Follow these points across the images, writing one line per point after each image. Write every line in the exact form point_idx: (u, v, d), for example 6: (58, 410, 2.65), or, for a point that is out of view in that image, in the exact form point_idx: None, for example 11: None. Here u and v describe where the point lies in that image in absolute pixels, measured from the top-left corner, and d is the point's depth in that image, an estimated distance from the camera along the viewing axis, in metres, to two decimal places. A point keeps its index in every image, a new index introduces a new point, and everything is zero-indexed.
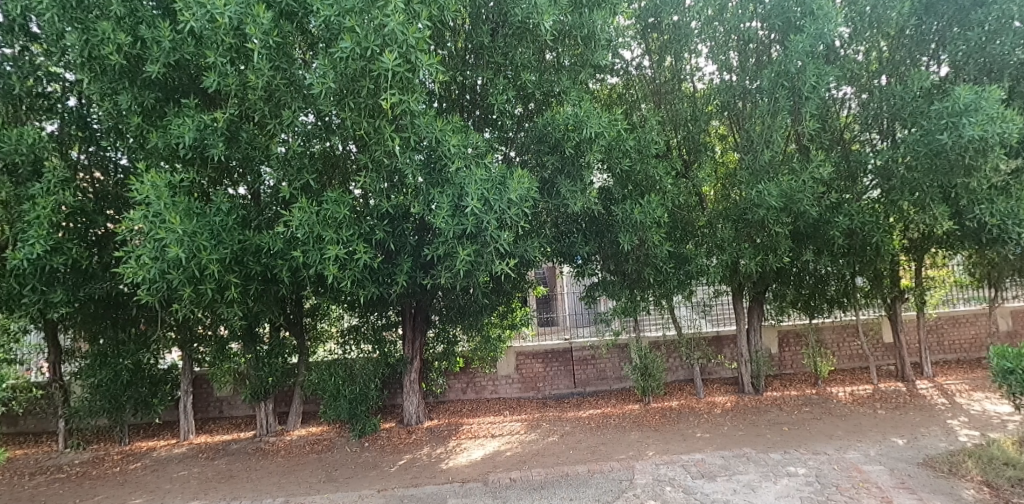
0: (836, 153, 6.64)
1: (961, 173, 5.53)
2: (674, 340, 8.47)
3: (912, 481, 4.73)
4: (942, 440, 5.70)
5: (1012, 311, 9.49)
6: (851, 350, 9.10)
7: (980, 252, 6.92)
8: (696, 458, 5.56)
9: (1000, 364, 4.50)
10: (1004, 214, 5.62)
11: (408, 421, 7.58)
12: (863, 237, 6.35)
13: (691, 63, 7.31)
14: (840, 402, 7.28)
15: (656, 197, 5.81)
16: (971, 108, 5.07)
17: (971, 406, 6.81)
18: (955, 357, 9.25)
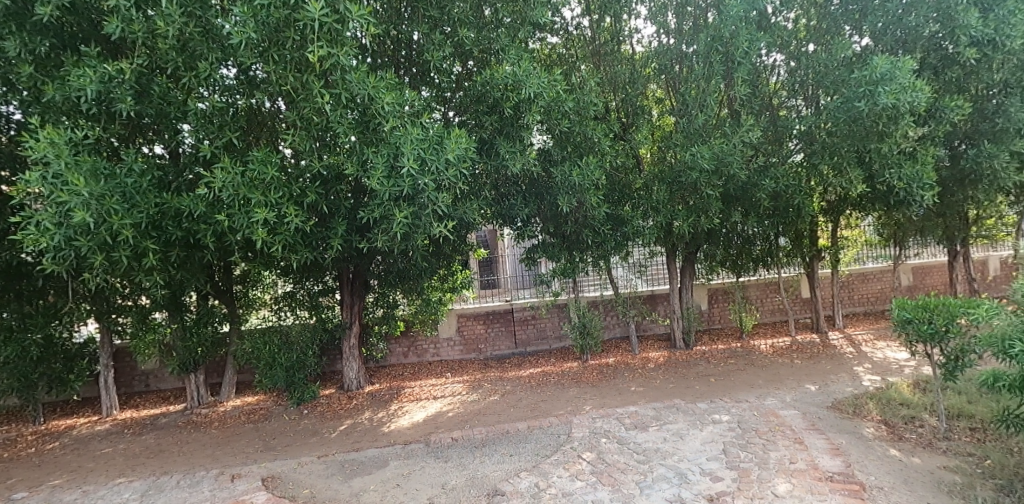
0: (765, 118, 6.88)
1: (875, 138, 5.78)
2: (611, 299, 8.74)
3: (821, 422, 5.19)
4: (848, 385, 6.25)
5: (913, 267, 10.37)
6: (773, 305, 9.73)
7: (888, 213, 7.46)
8: (629, 410, 5.83)
9: (900, 314, 4.77)
10: (909, 178, 5.83)
11: (348, 386, 7.46)
12: (787, 199, 6.68)
13: (630, 25, 7.33)
14: (762, 353, 7.83)
15: (595, 159, 5.85)
16: (886, 77, 5.31)
17: (875, 354, 7.48)
18: (862, 309, 10.09)
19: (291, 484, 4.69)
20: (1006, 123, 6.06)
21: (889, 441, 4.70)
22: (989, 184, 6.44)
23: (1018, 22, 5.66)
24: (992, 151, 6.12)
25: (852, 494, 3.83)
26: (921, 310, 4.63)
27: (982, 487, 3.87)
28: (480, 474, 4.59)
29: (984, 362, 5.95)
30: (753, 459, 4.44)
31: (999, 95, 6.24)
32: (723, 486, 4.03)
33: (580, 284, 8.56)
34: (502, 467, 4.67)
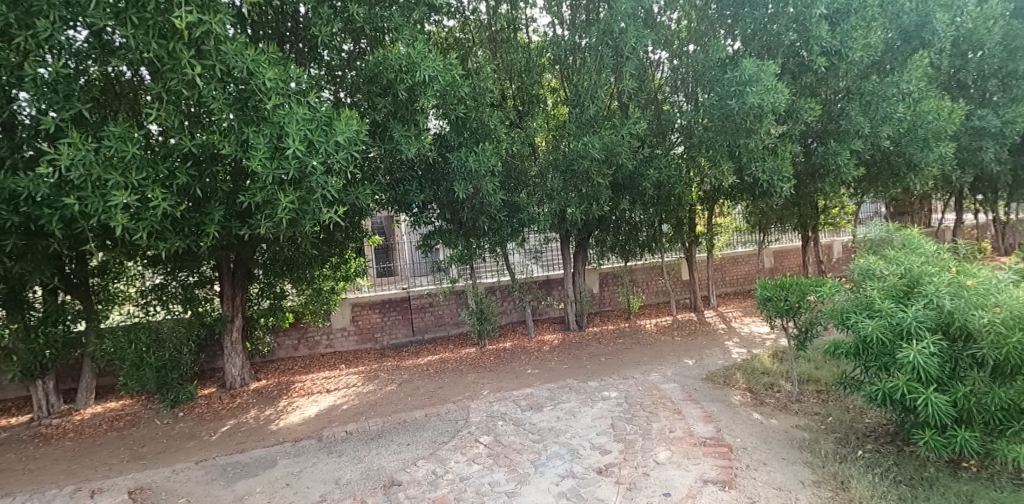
0: (650, 112, 7.30)
1: (744, 134, 6.31)
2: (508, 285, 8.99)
3: (696, 393, 5.69)
4: (720, 357, 6.91)
5: (774, 251, 11.64)
6: (657, 287, 10.46)
7: (754, 203, 8.27)
8: (525, 392, 5.99)
9: (760, 292, 5.36)
10: (770, 172, 6.49)
11: (231, 385, 6.91)
12: (669, 188, 7.17)
13: (526, 14, 7.41)
14: (646, 332, 8.42)
15: (491, 145, 5.88)
16: (753, 79, 5.81)
17: (742, 329, 8.35)
18: (733, 290, 11.17)
19: (164, 494, 4.28)
20: (848, 125, 6.92)
21: (751, 406, 5.27)
22: (834, 177, 7.34)
23: (858, 37, 6.33)
24: (837, 148, 6.97)
25: (720, 456, 4.24)
26: (779, 290, 5.19)
27: (824, 442, 4.45)
28: (376, 466, 4.49)
29: (827, 332, 6.84)
30: (637, 430, 4.77)
31: (842, 100, 7.10)
32: (610, 458, 4.29)
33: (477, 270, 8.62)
34: (399, 457, 4.60)
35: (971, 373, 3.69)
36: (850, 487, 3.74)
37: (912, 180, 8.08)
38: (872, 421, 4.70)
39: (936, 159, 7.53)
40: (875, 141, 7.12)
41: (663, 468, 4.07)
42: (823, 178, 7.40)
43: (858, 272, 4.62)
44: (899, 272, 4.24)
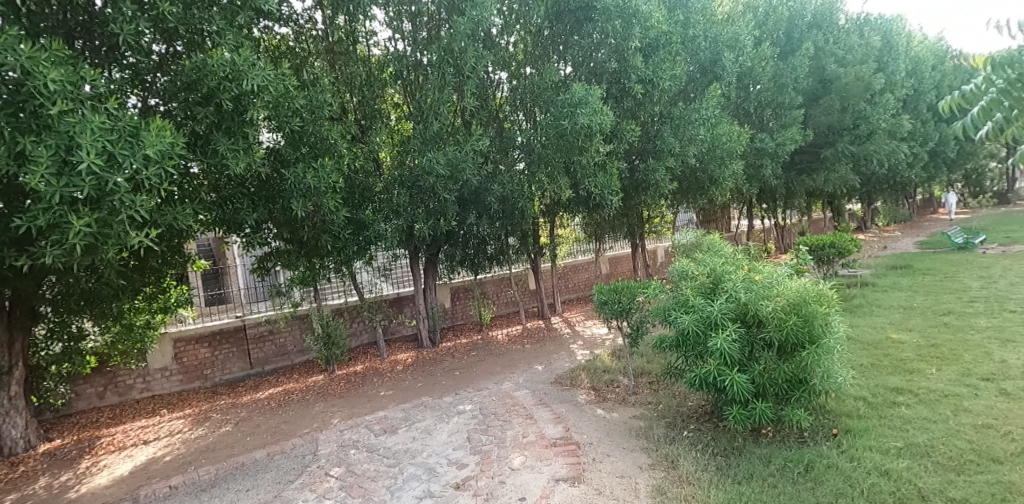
0: (491, 129, 7.40)
1: (577, 152, 6.73)
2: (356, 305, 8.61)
3: (546, 397, 5.98)
4: (566, 360, 7.36)
5: (609, 258, 12.68)
6: (506, 298, 10.75)
7: (589, 215, 8.95)
8: (379, 416, 5.77)
9: (599, 297, 5.72)
10: (602, 187, 7.11)
11: (10, 451, 5.59)
12: (513, 203, 7.30)
13: (365, 26, 7.25)
14: (499, 342, 8.67)
15: (331, 161, 5.64)
16: (583, 101, 6.34)
17: (584, 332, 8.99)
18: (576, 295, 11.93)
19: None
20: (662, 145, 7.89)
21: (595, 403, 5.68)
22: (653, 190, 8.28)
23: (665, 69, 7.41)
24: (654, 166, 7.90)
25: (569, 453, 4.49)
26: (612, 293, 5.65)
27: (656, 427, 4.94)
28: None
29: (654, 329, 7.66)
30: (493, 440, 4.86)
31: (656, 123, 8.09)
32: (467, 472, 4.30)
33: (321, 292, 8.30)
34: None
35: (763, 353, 4.34)
36: (679, 465, 4.19)
37: (713, 192, 9.41)
38: (693, 402, 5.32)
39: (730, 174, 8.92)
40: (684, 159, 8.21)
41: (519, 474, 4.18)
42: (644, 191, 8.33)
43: (675, 273, 5.23)
44: (706, 271, 4.89)
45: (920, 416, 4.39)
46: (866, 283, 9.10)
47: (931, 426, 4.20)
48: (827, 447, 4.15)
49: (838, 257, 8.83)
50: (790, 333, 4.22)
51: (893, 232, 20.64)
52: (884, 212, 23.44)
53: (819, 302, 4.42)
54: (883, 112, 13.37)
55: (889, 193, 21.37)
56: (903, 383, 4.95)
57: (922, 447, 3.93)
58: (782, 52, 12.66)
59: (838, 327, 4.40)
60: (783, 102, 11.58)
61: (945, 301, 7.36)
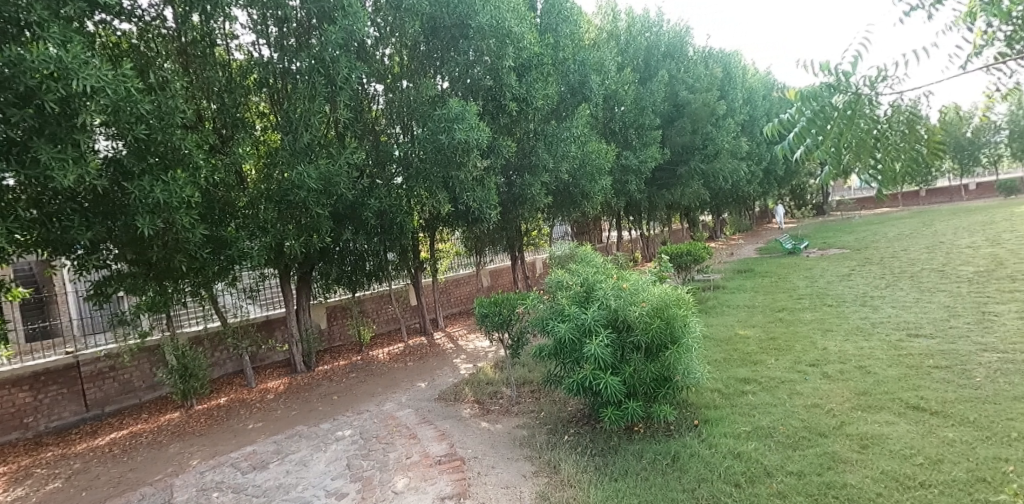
0: (367, 142, 7.24)
1: (455, 166, 6.77)
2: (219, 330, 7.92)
3: (430, 414, 5.89)
4: (450, 375, 7.33)
5: (490, 271, 12.76)
6: (387, 315, 10.37)
7: (469, 229, 8.99)
8: (246, 452, 5.29)
9: (479, 309, 5.77)
10: (481, 201, 7.21)
11: None
12: (391, 218, 7.14)
13: (224, 28, 6.73)
14: (380, 362, 8.38)
15: (185, 174, 5.14)
16: (460, 117, 6.45)
17: (468, 346, 8.99)
18: (458, 310, 11.86)
19: None
20: (537, 161, 8.23)
21: (478, 416, 5.70)
22: (529, 204, 8.56)
23: (536, 90, 7.82)
24: (530, 181, 8.21)
25: (454, 470, 4.46)
26: (492, 306, 5.73)
27: (539, 434, 5.07)
28: None
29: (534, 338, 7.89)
30: (375, 465, 4.68)
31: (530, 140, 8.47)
32: (347, 501, 4.08)
33: (174, 319, 7.51)
34: None
35: (633, 355, 4.64)
36: (560, 469, 4.33)
37: (585, 206, 9.98)
38: (572, 407, 5.54)
39: (600, 189, 9.56)
40: (558, 175, 8.65)
41: (402, 497, 4.05)
42: (522, 205, 8.59)
43: (551, 284, 5.45)
44: (579, 281, 5.17)
45: (762, 401, 4.97)
46: (717, 286, 10.20)
47: (771, 410, 4.77)
48: (690, 437, 4.53)
49: (694, 264, 9.80)
50: (655, 335, 4.56)
51: (738, 240, 23.40)
52: (731, 223, 26.51)
53: (677, 305, 4.84)
54: (726, 134, 15.21)
55: (735, 206, 24.26)
56: (749, 374, 5.58)
57: (765, 429, 4.45)
58: (642, 78, 13.91)
59: (694, 327, 4.84)
60: (644, 123, 12.68)
61: (779, 300, 8.48)
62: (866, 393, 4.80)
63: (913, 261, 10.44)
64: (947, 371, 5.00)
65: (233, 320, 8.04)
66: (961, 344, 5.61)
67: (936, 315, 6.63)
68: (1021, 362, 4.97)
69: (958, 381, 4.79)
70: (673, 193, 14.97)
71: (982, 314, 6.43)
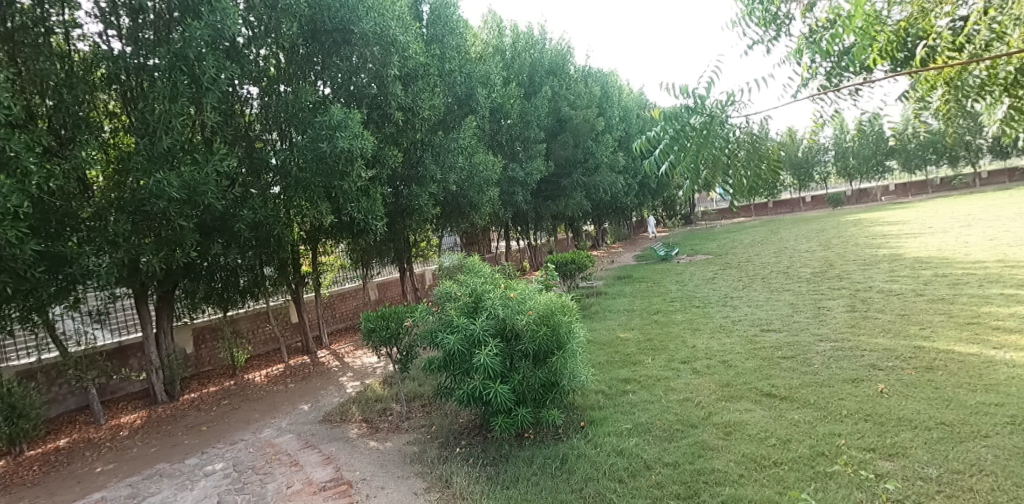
0: (239, 149, 6.72)
1: (337, 176, 6.44)
2: (58, 361, 6.84)
3: (314, 438, 5.55)
4: (336, 395, 6.96)
5: (378, 284, 12.33)
6: (265, 335, 9.61)
7: (355, 241, 8.63)
8: (92, 500, 4.59)
9: (366, 324, 5.55)
10: (366, 211, 6.98)
11: None
12: (267, 230, 6.69)
13: (61, 14, 5.86)
14: (257, 386, 7.75)
15: (11, 181, 4.39)
16: (341, 125, 6.22)
17: (355, 362, 8.61)
18: (344, 325, 11.36)
19: None
20: (424, 172, 8.26)
21: (367, 436, 5.47)
22: (418, 215, 8.44)
23: (422, 101, 7.87)
24: (417, 192, 8.12)
25: (340, 495, 4.23)
26: (379, 320, 5.54)
27: (430, 449, 4.96)
28: None
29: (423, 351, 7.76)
30: (251, 499, 4.29)
31: (417, 151, 8.39)
32: None
33: None
34: None
35: (521, 362, 4.72)
36: (453, 483, 4.27)
37: (474, 217, 10.08)
38: (463, 418, 5.50)
39: (487, 200, 9.74)
40: (446, 186, 8.69)
41: None
42: (409, 216, 8.38)
43: (440, 296, 5.41)
44: (467, 292, 5.19)
45: (641, 399, 5.31)
46: (600, 292, 10.79)
47: (649, 407, 5.11)
48: (576, 439, 4.70)
49: (578, 271, 10.30)
50: (542, 342, 4.69)
51: (619, 248, 24.98)
52: (612, 232, 28.22)
53: (562, 312, 5.03)
54: (605, 149, 16.23)
55: (614, 216, 25.94)
56: (629, 374, 5.94)
57: (645, 425, 4.75)
58: (528, 93, 14.39)
59: (578, 332, 5.05)
60: (530, 137, 13.13)
61: (654, 303, 9.16)
62: (728, 385, 5.32)
63: (763, 265, 11.84)
64: (792, 360, 5.71)
65: (76, 349, 6.95)
66: (801, 336, 6.44)
67: (783, 311, 7.56)
68: (846, 349, 5.83)
69: (800, 368, 5.48)
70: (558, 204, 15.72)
71: (816, 309, 7.46)
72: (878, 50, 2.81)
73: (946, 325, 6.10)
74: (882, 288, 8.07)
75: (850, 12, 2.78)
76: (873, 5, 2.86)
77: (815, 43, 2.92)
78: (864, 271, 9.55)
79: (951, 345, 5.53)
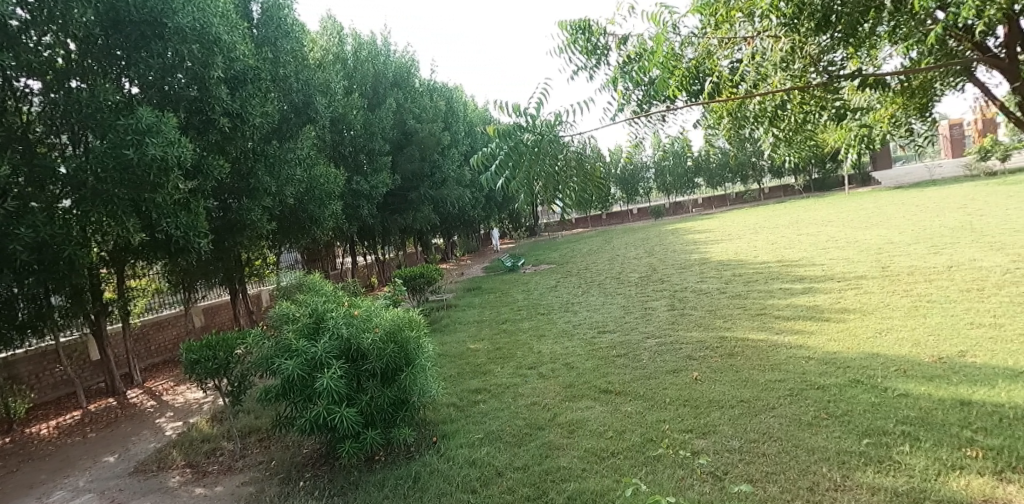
0: (14, 154, 5.55)
1: (148, 188, 5.60)
2: None
3: (122, 494, 4.72)
4: (151, 440, 6.01)
5: (204, 308, 11.04)
6: (54, 378, 7.99)
7: (174, 262, 7.58)
8: None
9: (187, 356, 4.85)
10: (186, 227, 6.18)
11: None
12: (55, 251, 5.63)
13: None
14: (42, 441, 6.38)
15: None
16: (152, 129, 5.45)
17: (177, 400, 7.54)
18: (161, 359, 9.91)
19: None
20: (257, 184, 7.58)
21: (192, 482, 4.80)
22: (251, 231, 7.69)
23: (253, 106, 7.29)
24: (250, 205, 7.41)
25: None
26: (204, 349, 4.91)
27: (269, 487, 4.49)
28: None
29: (258, 380, 7.07)
30: None
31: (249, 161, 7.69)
32: None
33: None
34: None
35: (369, 382, 4.52)
36: None
37: (316, 232, 9.52)
38: (307, 448, 5.11)
39: (330, 214, 9.34)
40: (282, 199, 8.10)
41: None
42: (241, 233, 7.63)
43: (276, 318, 5.00)
44: (307, 312, 4.85)
45: (492, 408, 5.42)
46: (450, 305, 10.86)
47: (500, 414, 5.23)
48: (429, 455, 4.61)
49: (428, 285, 10.31)
50: (389, 360, 4.55)
51: (468, 261, 25.38)
52: (461, 245, 28.72)
53: (410, 327, 4.93)
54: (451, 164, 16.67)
55: (463, 229, 26.43)
56: (480, 384, 6.05)
57: (496, 433, 4.84)
58: (371, 104, 14.07)
59: (427, 347, 5.00)
60: (375, 149, 12.86)
61: (503, 313, 9.48)
62: (571, 385, 5.67)
63: (599, 272, 12.96)
64: (625, 357, 6.30)
65: None
66: (631, 334, 7.13)
67: (616, 313, 8.32)
68: (668, 343, 6.58)
69: (632, 364, 6.05)
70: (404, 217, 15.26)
71: (643, 309, 8.33)
72: (677, 84, 3.23)
73: (742, 317, 7.21)
74: (693, 288, 9.30)
75: (654, 48, 3.19)
76: (671, 43, 3.29)
77: (627, 73, 3.25)
78: (680, 274, 10.93)
79: (746, 334, 6.53)
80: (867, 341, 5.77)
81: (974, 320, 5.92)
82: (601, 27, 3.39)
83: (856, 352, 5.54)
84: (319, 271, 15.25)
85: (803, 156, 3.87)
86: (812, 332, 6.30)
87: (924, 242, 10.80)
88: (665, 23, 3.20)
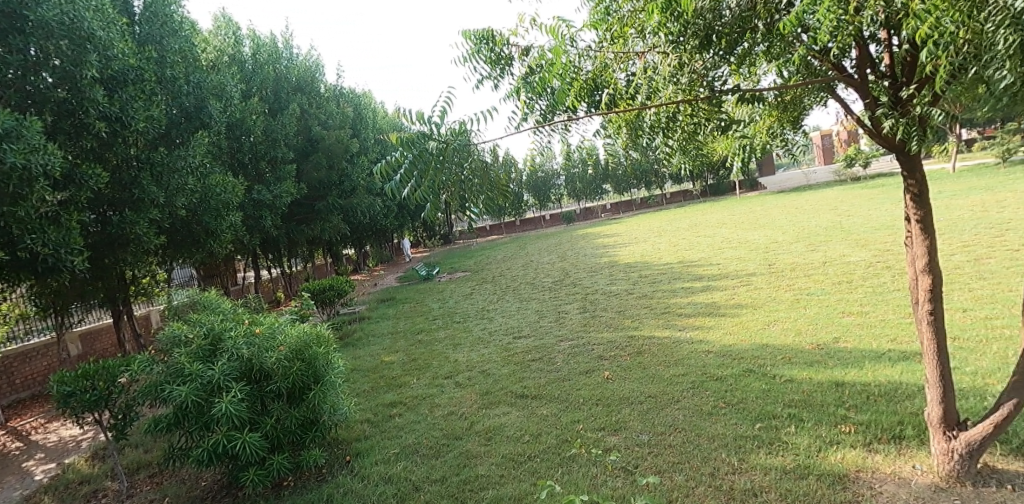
0: None
1: (7, 200, 4.92)
2: None
3: None
4: (16, 488, 5.30)
5: (81, 334, 9.98)
6: None
7: (42, 283, 6.73)
8: None
9: (59, 390, 4.31)
10: (56, 244, 5.51)
11: None
12: None
13: None
14: None
15: None
16: (11, 134, 4.78)
17: (49, 439, 6.70)
18: (29, 393, 8.80)
19: None
20: (141, 194, 6.95)
21: None
22: (136, 247, 7.03)
23: (136, 109, 6.67)
24: (134, 218, 6.75)
25: None
26: (80, 380, 4.39)
27: None
28: None
29: (147, 410, 6.45)
30: None
31: (132, 169, 7.03)
32: None
33: None
34: None
35: (274, 404, 4.27)
36: None
37: (211, 246, 8.88)
38: (206, 480, 4.73)
39: (228, 226, 8.81)
40: (172, 211, 7.48)
41: None
42: (125, 249, 6.95)
43: (166, 341, 4.58)
44: (202, 333, 4.49)
45: (408, 421, 5.31)
46: (363, 317, 10.53)
47: (416, 426, 5.14)
48: (343, 475, 4.43)
49: (338, 298, 9.98)
50: (296, 379, 4.33)
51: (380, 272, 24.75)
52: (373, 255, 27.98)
53: (318, 343, 4.72)
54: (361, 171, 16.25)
55: (375, 239, 25.77)
56: (395, 398, 5.91)
57: (412, 447, 4.75)
58: (272, 109, 13.37)
59: (338, 363, 4.81)
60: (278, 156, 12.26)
61: (418, 323, 9.34)
62: (488, 392, 5.69)
63: (513, 278, 13.15)
64: (539, 361, 6.43)
65: None
66: (546, 338, 7.29)
67: (530, 318, 8.47)
68: (581, 345, 6.80)
69: (546, 367, 6.19)
70: (312, 227, 14.61)
71: (557, 313, 8.55)
72: (575, 94, 3.35)
73: (648, 316, 7.61)
74: (603, 291, 9.68)
75: (554, 59, 3.28)
76: (570, 55, 3.41)
77: (530, 83, 3.33)
78: (590, 278, 11.33)
79: (651, 332, 6.90)
80: (757, 333, 6.29)
81: (845, 308, 6.64)
82: (504, 37, 3.41)
83: (749, 343, 6.02)
84: (217, 287, 14.25)
85: (696, 164, 4.13)
86: (710, 327, 6.77)
87: (803, 241, 11.98)
88: (562, 36, 3.30)
